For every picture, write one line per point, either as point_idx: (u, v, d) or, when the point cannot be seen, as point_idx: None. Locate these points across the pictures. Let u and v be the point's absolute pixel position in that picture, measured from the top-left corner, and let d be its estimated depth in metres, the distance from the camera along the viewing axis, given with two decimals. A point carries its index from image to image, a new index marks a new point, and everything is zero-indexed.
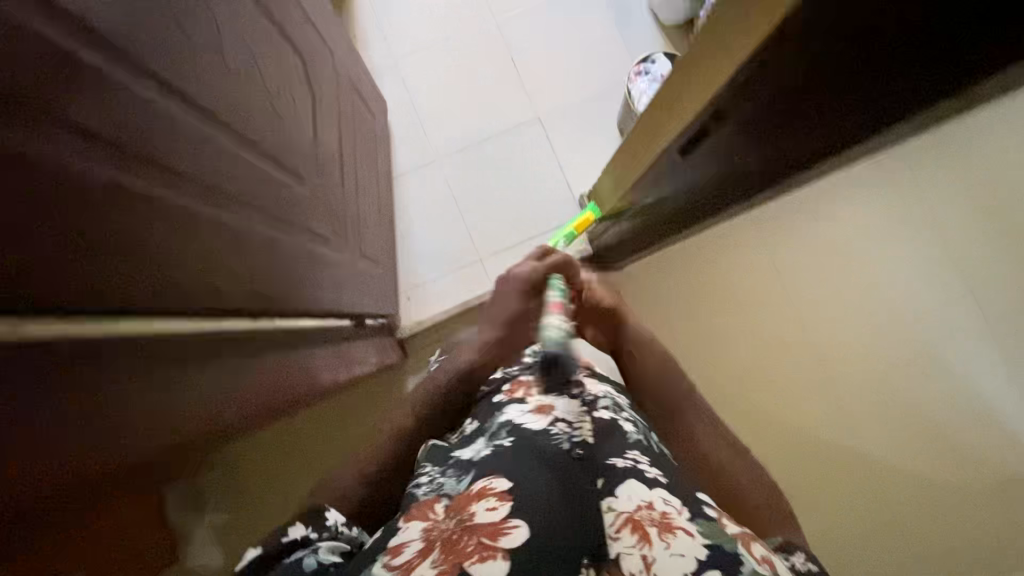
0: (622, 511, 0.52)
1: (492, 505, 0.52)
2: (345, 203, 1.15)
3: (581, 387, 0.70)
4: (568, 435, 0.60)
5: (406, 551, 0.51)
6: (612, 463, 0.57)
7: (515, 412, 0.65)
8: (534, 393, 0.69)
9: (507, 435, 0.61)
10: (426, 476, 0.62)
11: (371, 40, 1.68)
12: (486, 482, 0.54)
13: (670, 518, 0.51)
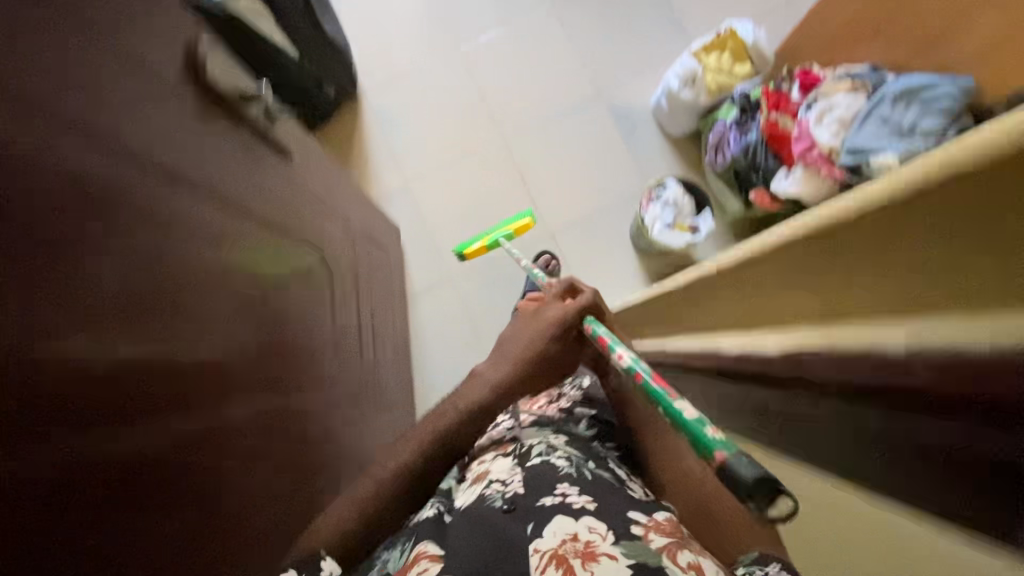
0: (546, 549, 0.47)
1: (422, 566, 0.49)
2: (339, 279, 0.97)
3: (518, 443, 0.66)
4: (501, 493, 0.56)
5: None
6: (541, 501, 0.53)
7: (455, 490, 0.63)
8: (479, 463, 0.66)
9: (448, 508, 0.59)
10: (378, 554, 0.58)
11: (378, 159, 1.47)
12: (421, 547, 0.52)
13: (593, 546, 0.46)
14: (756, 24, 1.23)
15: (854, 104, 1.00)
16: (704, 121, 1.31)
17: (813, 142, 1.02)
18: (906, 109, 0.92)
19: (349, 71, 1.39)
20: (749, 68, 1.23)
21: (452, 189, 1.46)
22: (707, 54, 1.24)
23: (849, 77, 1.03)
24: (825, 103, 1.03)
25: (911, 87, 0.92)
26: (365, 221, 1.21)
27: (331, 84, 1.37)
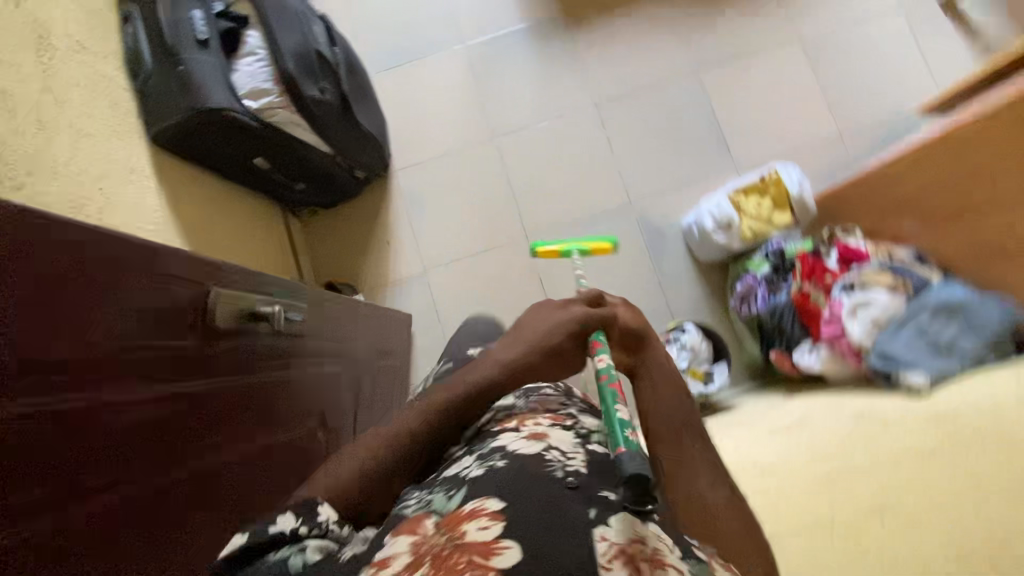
0: (614, 541, 0.46)
1: (485, 524, 0.47)
2: (339, 340, 0.92)
3: (574, 421, 0.66)
4: (562, 463, 0.54)
5: (391, 565, 0.47)
6: (606, 493, 0.51)
7: (506, 438, 0.60)
8: (529, 422, 0.64)
9: (499, 457, 0.56)
10: (413, 496, 0.59)
11: (401, 246, 1.44)
12: (481, 503, 0.49)
13: (660, 556, 0.46)
14: (803, 174, 1.21)
15: (891, 302, 0.98)
16: (732, 261, 1.28)
17: (843, 330, 1.00)
18: (946, 325, 0.92)
19: (381, 155, 1.34)
20: (791, 219, 1.20)
21: (468, 279, 1.43)
22: (746, 197, 1.23)
23: (889, 270, 1.01)
24: (863, 295, 1.00)
25: (951, 301, 0.94)
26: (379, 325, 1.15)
27: (362, 168, 1.31)
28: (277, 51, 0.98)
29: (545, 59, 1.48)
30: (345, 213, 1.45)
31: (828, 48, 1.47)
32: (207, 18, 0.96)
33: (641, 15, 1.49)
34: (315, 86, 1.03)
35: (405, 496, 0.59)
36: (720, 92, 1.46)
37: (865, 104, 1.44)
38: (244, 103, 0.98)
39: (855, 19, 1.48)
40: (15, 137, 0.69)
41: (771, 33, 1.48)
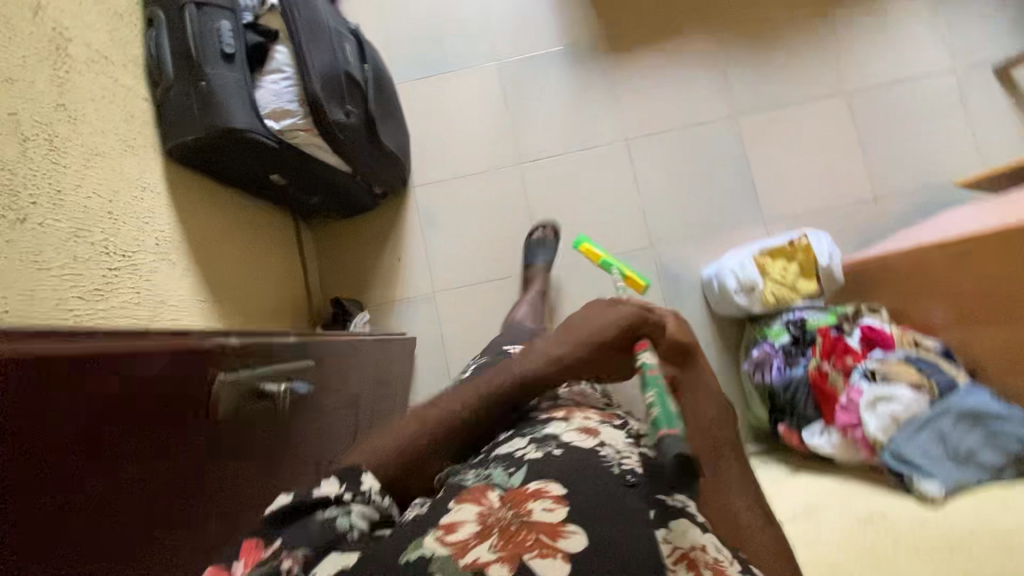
0: (678, 545, 0.53)
1: (549, 506, 0.55)
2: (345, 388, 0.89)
3: (622, 424, 0.76)
4: (617, 460, 0.63)
5: (461, 531, 0.54)
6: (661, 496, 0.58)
7: (560, 428, 0.70)
8: (577, 416, 0.75)
9: (556, 444, 0.65)
10: (471, 472, 0.65)
11: (412, 265, 1.40)
12: (546, 485, 0.58)
13: (721, 565, 0.53)
14: (835, 244, 1.17)
15: (913, 400, 0.95)
16: (750, 322, 1.24)
17: (858, 421, 0.98)
18: (967, 433, 0.90)
19: (401, 173, 1.30)
20: (816, 289, 1.17)
21: (477, 305, 1.39)
22: (773, 261, 1.19)
23: (913, 363, 0.98)
24: (886, 388, 0.97)
25: (978, 409, 0.90)
26: (382, 355, 1.12)
27: (380, 186, 1.27)
28: (307, 71, 0.93)
29: (579, 88, 1.43)
30: (358, 226, 1.41)
31: (873, 107, 1.42)
32: (235, 31, 0.91)
33: (684, 51, 1.43)
34: (342, 110, 0.99)
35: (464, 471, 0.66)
36: (757, 140, 1.41)
37: (905, 171, 1.39)
38: (266, 124, 0.94)
39: (905, 78, 1.42)
40: (22, 162, 0.65)
41: (817, 84, 1.42)
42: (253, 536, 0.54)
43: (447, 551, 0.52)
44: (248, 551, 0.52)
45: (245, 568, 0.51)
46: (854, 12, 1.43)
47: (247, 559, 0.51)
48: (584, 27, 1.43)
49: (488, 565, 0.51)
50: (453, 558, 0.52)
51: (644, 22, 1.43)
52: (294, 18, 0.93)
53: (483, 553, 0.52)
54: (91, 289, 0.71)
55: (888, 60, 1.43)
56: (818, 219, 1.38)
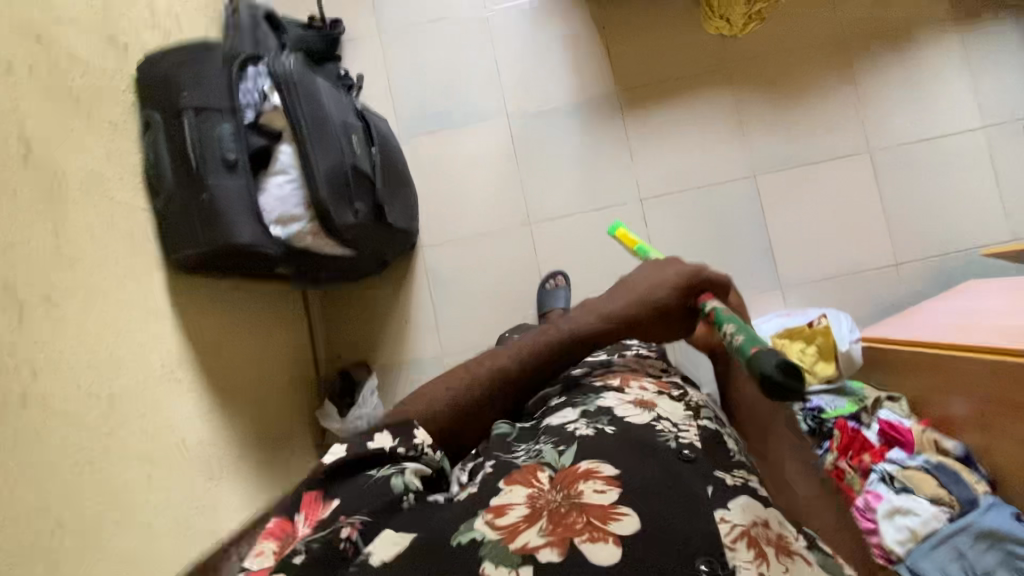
0: (736, 523, 0.50)
1: (601, 488, 0.53)
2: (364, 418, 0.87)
3: (681, 393, 0.74)
4: (674, 434, 0.62)
5: (510, 513, 0.51)
6: (719, 475, 0.57)
7: (616, 402, 0.69)
8: (633, 385, 0.74)
9: (609, 422, 0.65)
10: (524, 444, 0.65)
11: (420, 326, 1.38)
12: (598, 467, 0.56)
13: (786, 540, 0.49)
14: (855, 328, 1.17)
15: (932, 513, 0.94)
16: None
17: (875, 528, 0.96)
18: (985, 553, 0.88)
19: (409, 243, 1.27)
20: (835, 372, 1.15)
21: None
22: (791, 341, 1.17)
23: (931, 470, 0.98)
24: (905, 501, 0.96)
25: (1001, 531, 0.88)
26: None
27: (388, 256, 1.24)
28: (313, 176, 0.89)
29: (590, 145, 1.41)
30: (364, 288, 1.39)
31: (897, 167, 1.38)
32: (238, 133, 0.87)
33: (698, 109, 1.40)
34: (350, 209, 0.96)
35: (516, 441, 0.66)
36: (777, 201, 1.38)
37: (923, 232, 1.37)
38: (272, 232, 0.90)
39: (932, 137, 1.38)
40: (22, 333, 0.62)
41: (838, 143, 1.39)
42: (313, 487, 0.57)
43: (496, 535, 0.49)
44: (310, 504, 0.56)
45: (308, 527, 0.54)
46: (879, 67, 1.38)
47: (310, 515, 0.55)
48: (597, 85, 1.41)
49: (538, 549, 0.48)
50: (502, 541, 0.49)
51: (657, 78, 1.41)
52: (299, 117, 0.89)
53: (532, 538, 0.49)
54: (102, 442, 0.69)
55: (915, 117, 1.38)
56: (835, 284, 1.37)
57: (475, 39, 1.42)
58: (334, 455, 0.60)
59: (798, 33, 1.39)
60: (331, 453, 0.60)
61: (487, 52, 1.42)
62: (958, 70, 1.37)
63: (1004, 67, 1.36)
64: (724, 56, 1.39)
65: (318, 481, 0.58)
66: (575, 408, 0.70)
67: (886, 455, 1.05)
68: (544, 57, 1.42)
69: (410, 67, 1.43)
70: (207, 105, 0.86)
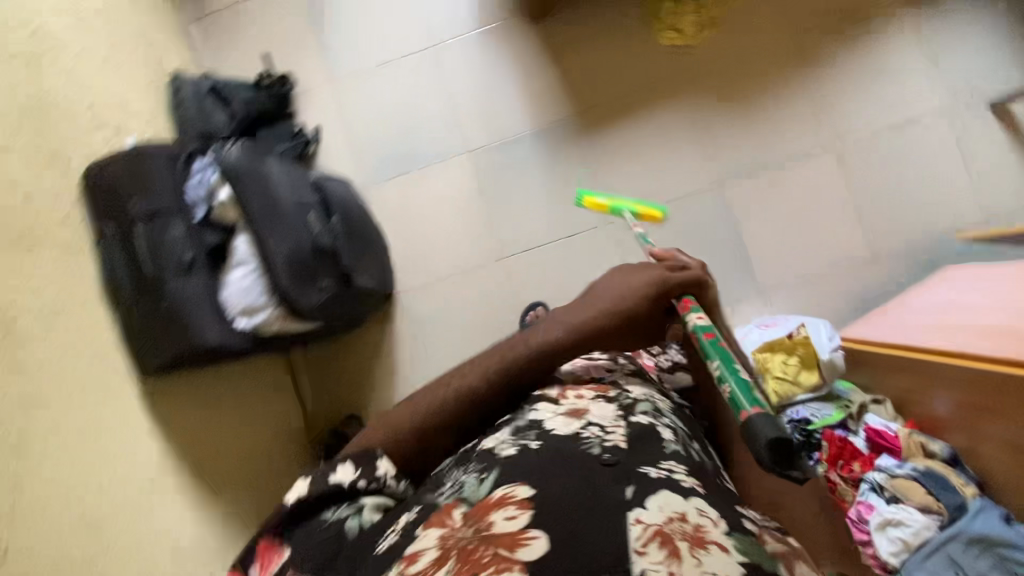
0: (649, 523, 0.53)
1: (511, 514, 0.55)
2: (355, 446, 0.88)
3: (618, 392, 0.75)
4: (600, 440, 0.64)
5: (421, 560, 0.54)
6: (643, 471, 0.60)
7: (548, 415, 0.70)
8: (570, 393, 0.74)
9: (534, 436, 0.66)
10: (453, 473, 0.66)
11: (405, 371, 1.38)
12: (510, 490, 0.57)
13: (702, 531, 0.53)
14: (834, 335, 1.17)
15: (922, 522, 0.95)
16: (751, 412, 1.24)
17: (869, 540, 0.99)
18: (979, 558, 0.89)
19: (384, 295, 1.27)
20: (818, 379, 1.16)
21: None
22: (773, 355, 1.18)
23: (919, 478, 0.98)
24: (895, 512, 0.97)
25: (990, 535, 0.89)
26: None
27: (365, 313, 1.24)
28: (272, 263, 0.89)
29: (555, 170, 1.40)
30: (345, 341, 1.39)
31: (863, 158, 1.37)
32: (189, 234, 0.88)
33: (658, 122, 1.39)
34: (316, 290, 0.95)
35: (445, 475, 0.66)
36: (746, 206, 1.38)
37: (897, 218, 1.37)
38: (238, 324, 0.90)
39: (895, 125, 1.37)
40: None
41: (801, 140, 1.38)
42: (265, 534, 0.62)
43: None
44: (265, 550, 0.61)
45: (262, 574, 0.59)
46: (833, 60, 1.38)
47: (264, 560, 0.60)
48: (555, 109, 1.41)
49: None
50: None
51: (614, 97, 1.40)
52: (249, 203, 0.89)
53: None
54: (89, 563, 0.70)
55: (875, 107, 1.37)
56: (812, 283, 1.37)
57: (427, 78, 1.42)
58: (294, 494, 0.63)
59: (750, 35, 1.38)
60: (290, 490, 0.64)
61: (441, 89, 1.42)
62: (912, 56, 1.37)
63: (956, 48, 1.37)
64: (679, 66, 1.39)
65: (271, 525, 0.62)
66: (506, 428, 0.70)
67: (875, 464, 1.05)
68: (500, 89, 1.41)
69: (365, 112, 1.43)
70: (156, 207, 0.86)
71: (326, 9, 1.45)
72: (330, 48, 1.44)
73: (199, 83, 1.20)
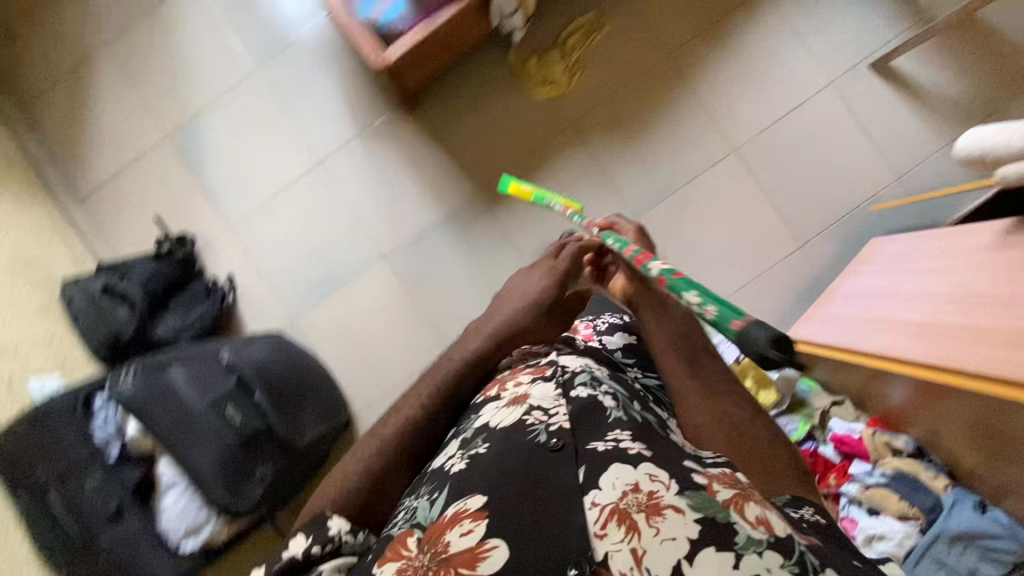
0: (605, 505, 0.56)
1: (467, 528, 0.56)
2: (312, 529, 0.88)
3: (555, 369, 0.77)
4: (544, 425, 0.66)
5: None
6: (591, 449, 0.62)
7: (491, 413, 0.71)
8: (510, 386, 0.75)
9: (481, 441, 0.66)
10: (414, 496, 0.66)
11: None
12: (461, 505, 0.59)
13: (656, 498, 0.56)
14: None
15: (903, 530, 0.96)
16: None
17: None
18: (963, 556, 0.90)
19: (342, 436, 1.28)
20: (778, 396, 1.17)
21: None
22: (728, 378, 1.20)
23: (890, 486, 1.00)
24: (875, 527, 0.98)
25: (972, 530, 0.90)
26: None
27: None
28: (200, 481, 0.91)
29: (470, 249, 1.39)
30: None
31: (765, 154, 1.37)
32: (108, 478, 0.89)
33: (556, 174, 1.38)
34: (250, 493, 0.94)
35: (409, 499, 0.67)
36: (669, 232, 1.37)
37: (812, 200, 1.37)
38: (181, 549, 0.91)
39: (789, 110, 1.37)
40: None
41: (703, 151, 1.37)
42: None
43: None
44: None
45: None
46: (711, 65, 1.37)
47: None
48: (457, 192, 1.40)
49: None
50: None
51: (508, 162, 1.39)
52: (161, 429, 0.91)
53: None
54: None
55: (765, 98, 1.37)
56: (751, 289, 1.37)
57: (325, 195, 1.41)
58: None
59: (624, 63, 1.37)
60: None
61: (342, 202, 1.41)
62: (785, 39, 1.37)
63: (825, 19, 1.36)
64: (566, 113, 1.38)
65: None
66: (457, 439, 0.71)
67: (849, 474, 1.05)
68: (396, 186, 1.40)
69: (275, 246, 1.42)
70: (65, 465, 0.87)
71: (206, 154, 1.42)
72: (219, 192, 1.42)
73: (90, 285, 1.19)
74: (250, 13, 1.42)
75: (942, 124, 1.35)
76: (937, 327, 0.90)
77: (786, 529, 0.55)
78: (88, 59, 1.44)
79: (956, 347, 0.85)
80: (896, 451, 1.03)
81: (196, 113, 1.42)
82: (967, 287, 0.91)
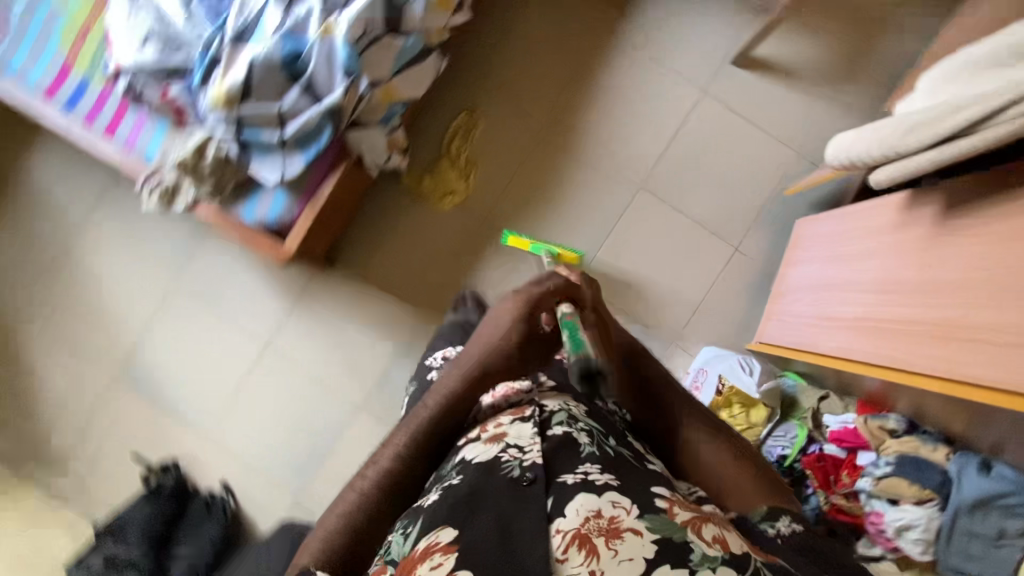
0: (568, 530, 0.55)
1: (436, 562, 0.53)
2: None
3: (534, 407, 0.72)
4: (518, 461, 0.63)
5: None
6: (561, 481, 0.61)
7: (467, 448, 0.68)
8: (489, 425, 0.71)
9: (456, 474, 0.64)
10: (394, 529, 0.63)
11: None
12: (432, 538, 0.56)
13: (617, 523, 0.55)
14: (750, 369, 1.18)
15: (925, 512, 0.99)
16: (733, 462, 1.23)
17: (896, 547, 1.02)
18: (987, 519, 0.94)
19: None
20: (767, 409, 1.16)
21: None
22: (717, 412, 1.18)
23: (899, 472, 1.01)
24: (900, 517, 1.00)
25: (990, 493, 0.93)
26: None
27: None
28: None
29: None
30: None
31: (669, 178, 1.40)
32: None
33: (485, 272, 1.40)
34: None
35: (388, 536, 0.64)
36: (611, 282, 1.40)
37: (728, 202, 1.40)
38: None
39: (675, 130, 1.40)
40: None
41: (611, 197, 1.40)
42: None
43: None
44: None
45: None
46: (590, 117, 1.41)
47: None
48: (400, 322, 1.41)
49: None
50: None
51: (438, 277, 1.41)
52: None
53: None
54: None
55: (649, 128, 1.40)
56: (707, 306, 1.39)
57: (281, 373, 1.42)
58: None
59: (508, 148, 1.41)
60: None
61: (298, 371, 1.42)
62: (646, 66, 1.41)
63: (676, 38, 1.40)
64: (474, 214, 1.41)
65: None
66: (434, 480, 0.68)
67: (859, 469, 1.07)
68: (343, 336, 1.42)
69: (251, 434, 1.42)
70: None
71: (156, 378, 1.43)
72: (181, 406, 1.43)
73: (91, 564, 1.19)
74: (150, 233, 1.44)
75: (817, 91, 1.39)
76: (872, 323, 0.94)
77: (742, 547, 0.57)
78: (15, 332, 1.45)
79: (896, 344, 0.87)
80: (892, 433, 1.05)
81: (133, 343, 1.44)
82: (887, 274, 0.94)
